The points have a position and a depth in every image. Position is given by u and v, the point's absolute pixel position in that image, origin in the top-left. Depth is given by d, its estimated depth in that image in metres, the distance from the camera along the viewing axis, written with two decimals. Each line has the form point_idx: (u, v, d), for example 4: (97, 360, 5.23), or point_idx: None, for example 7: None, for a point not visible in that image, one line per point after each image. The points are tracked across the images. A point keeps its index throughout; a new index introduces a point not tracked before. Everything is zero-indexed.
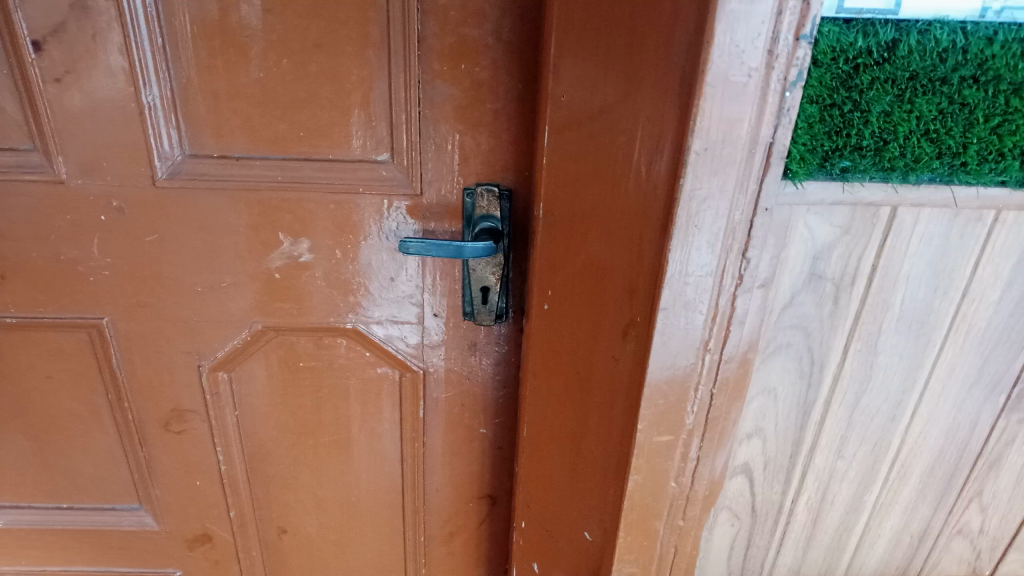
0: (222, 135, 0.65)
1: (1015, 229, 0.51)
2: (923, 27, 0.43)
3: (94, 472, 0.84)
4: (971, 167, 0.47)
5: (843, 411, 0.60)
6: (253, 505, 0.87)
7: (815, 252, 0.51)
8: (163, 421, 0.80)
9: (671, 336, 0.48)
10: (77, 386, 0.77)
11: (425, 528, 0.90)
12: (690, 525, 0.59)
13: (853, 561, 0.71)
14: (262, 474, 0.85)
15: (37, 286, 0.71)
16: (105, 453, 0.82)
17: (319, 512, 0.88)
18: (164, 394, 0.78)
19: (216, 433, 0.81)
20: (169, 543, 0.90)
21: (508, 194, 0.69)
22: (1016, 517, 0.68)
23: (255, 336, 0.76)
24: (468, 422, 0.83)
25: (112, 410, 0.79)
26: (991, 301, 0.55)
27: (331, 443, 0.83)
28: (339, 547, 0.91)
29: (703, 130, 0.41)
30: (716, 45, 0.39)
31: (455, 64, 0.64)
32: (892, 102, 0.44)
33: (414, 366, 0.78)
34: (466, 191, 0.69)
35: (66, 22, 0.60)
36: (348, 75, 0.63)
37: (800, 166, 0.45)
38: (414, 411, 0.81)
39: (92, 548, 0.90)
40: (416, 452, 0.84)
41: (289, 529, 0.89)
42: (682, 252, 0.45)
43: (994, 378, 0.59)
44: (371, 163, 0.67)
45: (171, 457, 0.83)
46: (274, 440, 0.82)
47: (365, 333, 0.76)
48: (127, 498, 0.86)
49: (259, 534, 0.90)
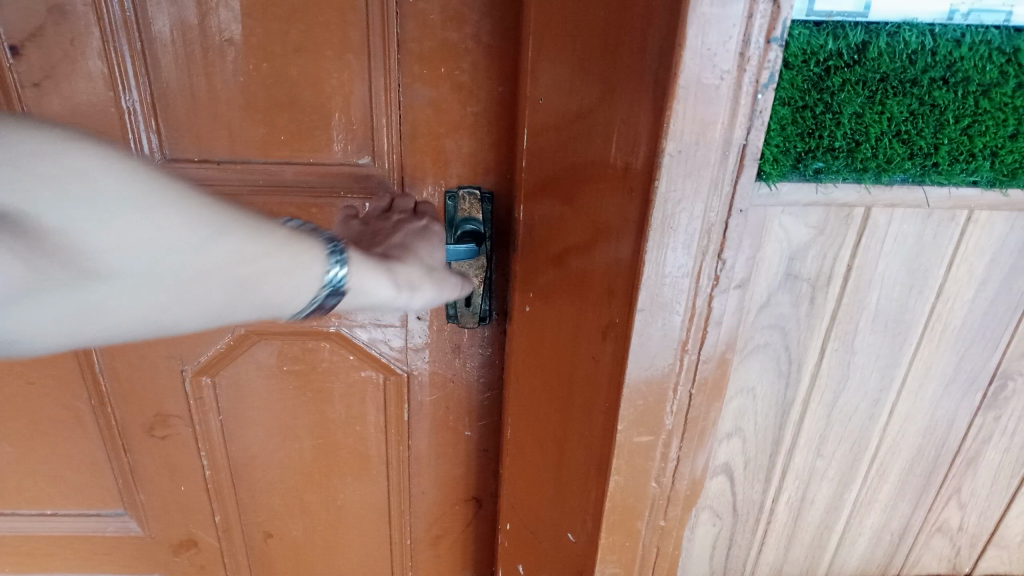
0: (202, 139, 0.65)
1: (987, 229, 0.52)
2: (893, 29, 0.43)
3: (78, 478, 0.83)
4: (943, 167, 0.47)
5: (821, 411, 0.60)
6: (239, 509, 0.87)
7: (790, 252, 0.52)
8: (147, 427, 0.80)
9: (649, 337, 0.48)
10: (60, 392, 0.77)
11: (411, 530, 0.90)
12: (672, 525, 0.59)
13: (835, 559, 0.71)
14: (249, 478, 0.85)
15: None
16: (89, 458, 0.82)
17: (306, 516, 0.88)
18: (147, 399, 0.78)
19: (201, 438, 0.81)
20: (155, 548, 0.90)
21: (490, 197, 0.70)
22: (994, 514, 0.68)
23: (239, 339, 0.75)
24: (454, 424, 0.83)
25: (96, 415, 0.79)
26: (966, 299, 0.55)
27: (316, 447, 0.83)
28: (325, 550, 0.91)
29: (676, 132, 0.41)
30: (688, 48, 0.39)
31: (435, 68, 0.64)
32: (864, 104, 0.45)
33: (398, 369, 0.78)
34: (448, 194, 0.69)
35: (43, 26, 0.60)
36: (328, 79, 0.64)
37: (773, 168, 0.46)
38: (399, 414, 0.81)
39: (76, 554, 0.89)
40: (402, 455, 0.84)
41: (275, 533, 0.89)
42: (658, 253, 0.45)
43: (971, 376, 0.59)
44: (353, 167, 0.68)
45: (155, 462, 0.83)
46: (260, 444, 0.82)
47: (349, 337, 0.76)
48: (113, 503, 0.86)
49: (245, 539, 0.89)
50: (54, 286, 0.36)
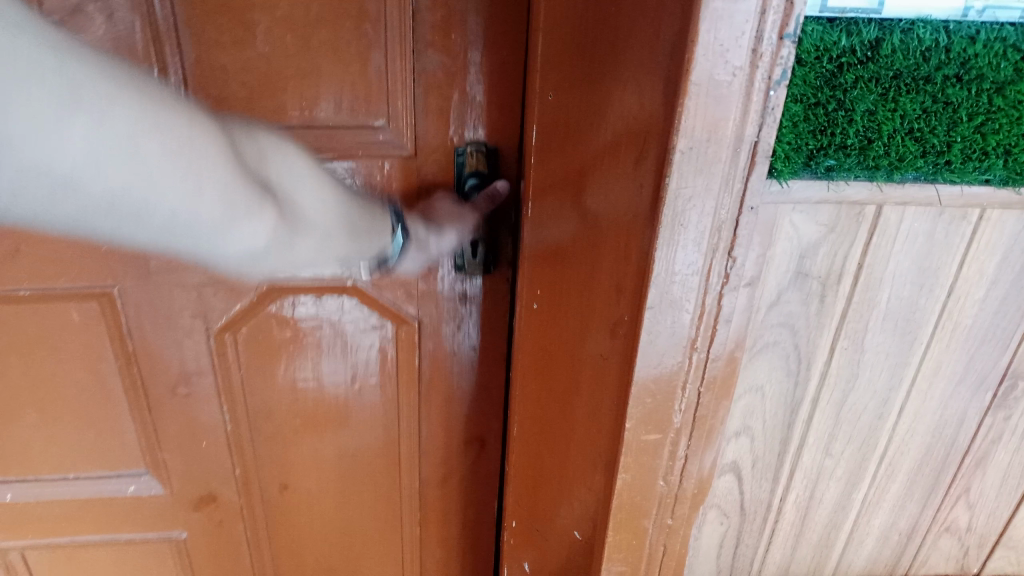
0: (224, 106, 0.65)
1: (998, 227, 0.52)
2: (906, 26, 0.43)
3: (100, 442, 0.83)
4: (954, 166, 0.47)
5: (829, 409, 0.60)
6: (256, 460, 0.88)
7: (800, 250, 0.51)
8: (171, 385, 0.80)
9: (657, 335, 0.48)
10: (88, 359, 0.77)
11: (420, 473, 0.91)
12: (678, 524, 0.58)
13: (842, 559, 0.71)
14: (265, 431, 0.85)
15: (45, 261, 0.70)
16: (113, 424, 0.82)
17: (321, 467, 0.89)
18: (171, 358, 0.78)
19: (223, 394, 0.82)
20: (174, 507, 0.89)
21: (494, 150, 0.71)
22: (1003, 514, 0.68)
23: (261, 297, 0.76)
24: (459, 372, 0.84)
25: (121, 374, 0.78)
26: (976, 298, 0.55)
27: (332, 398, 0.84)
28: (338, 497, 0.92)
29: (686, 129, 0.40)
30: (700, 44, 0.38)
31: (446, 35, 0.65)
32: (876, 101, 0.45)
33: (409, 317, 0.79)
34: (456, 150, 0.70)
35: (83, 4, 0.59)
36: (348, 48, 0.64)
37: (784, 165, 0.45)
38: (410, 365, 0.82)
39: (96, 517, 0.88)
40: (415, 401, 0.85)
41: (290, 485, 0.90)
42: (668, 252, 0.44)
43: (980, 376, 0.59)
44: (371, 129, 0.68)
45: (178, 422, 0.83)
46: (276, 395, 0.83)
47: (365, 290, 0.77)
48: (134, 464, 0.86)
49: (262, 492, 0.90)
50: (292, 232, 0.47)
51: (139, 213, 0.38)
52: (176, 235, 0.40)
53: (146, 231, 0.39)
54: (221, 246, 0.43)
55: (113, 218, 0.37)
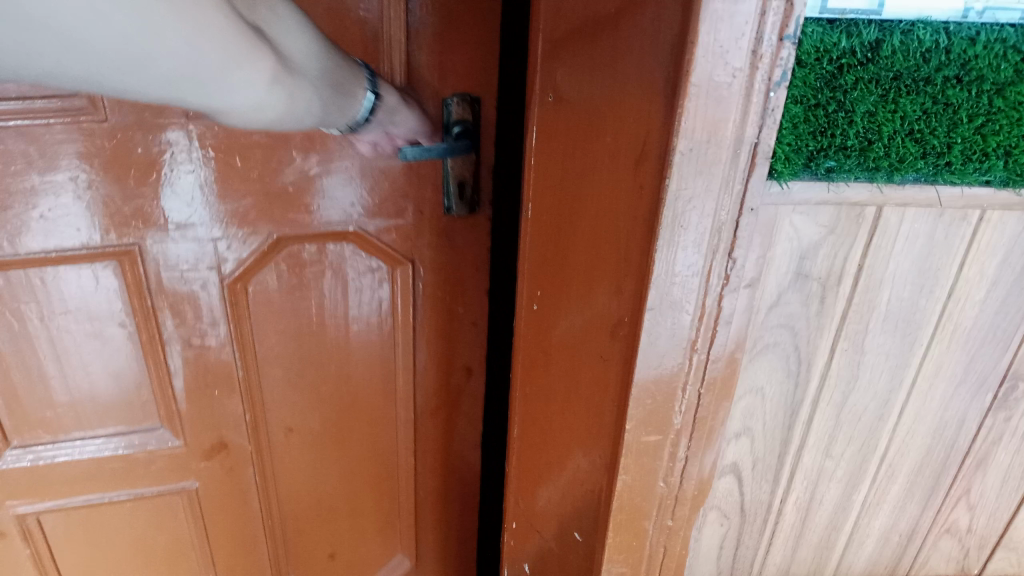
0: None
1: (998, 228, 0.52)
2: (906, 27, 0.43)
3: (117, 402, 0.80)
4: (954, 167, 0.47)
5: (830, 410, 0.60)
6: (264, 404, 0.86)
7: (801, 251, 0.51)
8: (185, 338, 0.78)
9: (658, 336, 0.48)
10: (109, 320, 0.74)
11: (414, 403, 0.92)
12: (677, 525, 0.58)
13: (842, 561, 0.71)
14: (273, 374, 0.84)
15: (67, 223, 0.68)
16: (129, 390, 0.79)
17: (323, 406, 0.88)
18: (188, 313, 0.76)
19: (235, 343, 0.80)
20: (185, 458, 0.86)
21: (478, 100, 0.73)
22: (1003, 515, 0.68)
23: (271, 246, 0.76)
24: (449, 306, 0.86)
25: (138, 330, 0.76)
26: (976, 300, 0.55)
27: (337, 342, 0.84)
28: (337, 438, 0.92)
29: (687, 130, 0.40)
30: (700, 45, 0.38)
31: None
32: (876, 102, 0.45)
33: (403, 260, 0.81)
34: (443, 101, 0.72)
35: None
36: (349, 16, 0.66)
37: (784, 166, 0.45)
38: (407, 319, 0.85)
39: (111, 477, 0.84)
40: (411, 342, 0.87)
41: (295, 427, 0.89)
42: (668, 253, 0.44)
43: (981, 377, 0.59)
44: None
45: (195, 380, 0.81)
46: (281, 337, 0.82)
47: (365, 237, 0.78)
48: (150, 419, 0.82)
49: (268, 437, 0.88)
50: (291, 85, 0.45)
51: (143, 63, 0.35)
52: (184, 91, 0.38)
53: (149, 85, 0.37)
54: (222, 101, 0.41)
55: (118, 74, 0.35)
